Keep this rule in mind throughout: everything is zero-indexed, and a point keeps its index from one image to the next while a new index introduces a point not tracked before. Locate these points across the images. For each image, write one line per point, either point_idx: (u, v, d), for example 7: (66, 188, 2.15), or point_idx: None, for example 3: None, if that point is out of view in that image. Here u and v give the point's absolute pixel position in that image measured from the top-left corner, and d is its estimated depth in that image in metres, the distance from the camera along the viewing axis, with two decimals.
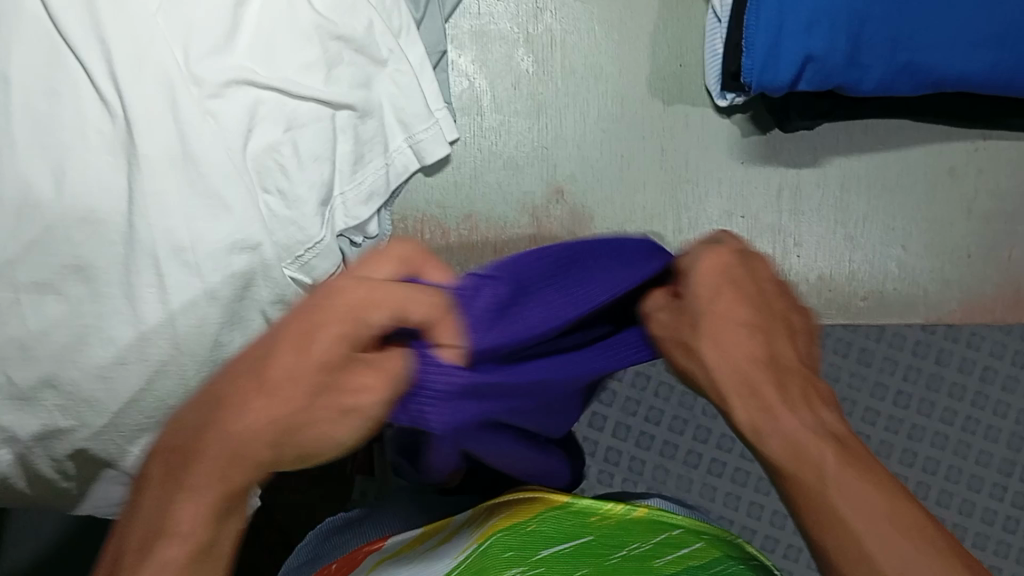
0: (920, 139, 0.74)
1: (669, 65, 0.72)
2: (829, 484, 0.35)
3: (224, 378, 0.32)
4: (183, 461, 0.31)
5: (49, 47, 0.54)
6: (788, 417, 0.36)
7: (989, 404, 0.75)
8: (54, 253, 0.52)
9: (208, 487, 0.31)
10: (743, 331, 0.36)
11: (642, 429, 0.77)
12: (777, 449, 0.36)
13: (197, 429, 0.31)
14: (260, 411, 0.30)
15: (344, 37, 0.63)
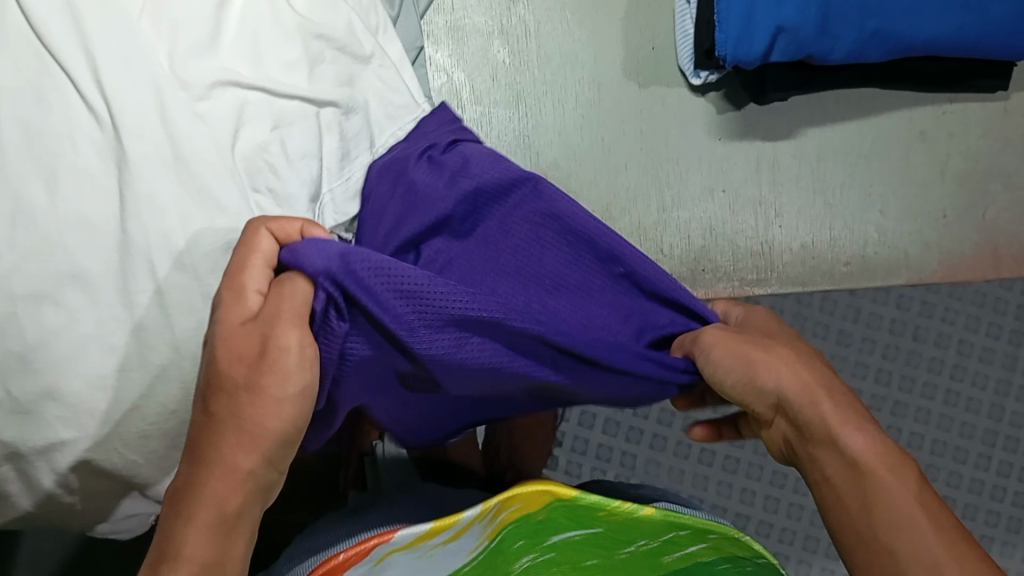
0: (892, 107, 0.83)
1: (643, 47, 0.80)
2: (899, 479, 0.49)
3: (201, 429, 0.47)
4: (183, 498, 0.46)
5: (35, 57, 0.57)
6: (860, 426, 0.50)
7: (970, 377, 0.88)
8: (54, 261, 0.56)
9: (203, 514, 0.45)
10: (803, 365, 0.52)
11: (632, 423, 0.91)
12: (855, 454, 0.50)
13: (189, 473, 0.46)
14: (235, 435, 0.47)
15: (326, 35, 0.66)
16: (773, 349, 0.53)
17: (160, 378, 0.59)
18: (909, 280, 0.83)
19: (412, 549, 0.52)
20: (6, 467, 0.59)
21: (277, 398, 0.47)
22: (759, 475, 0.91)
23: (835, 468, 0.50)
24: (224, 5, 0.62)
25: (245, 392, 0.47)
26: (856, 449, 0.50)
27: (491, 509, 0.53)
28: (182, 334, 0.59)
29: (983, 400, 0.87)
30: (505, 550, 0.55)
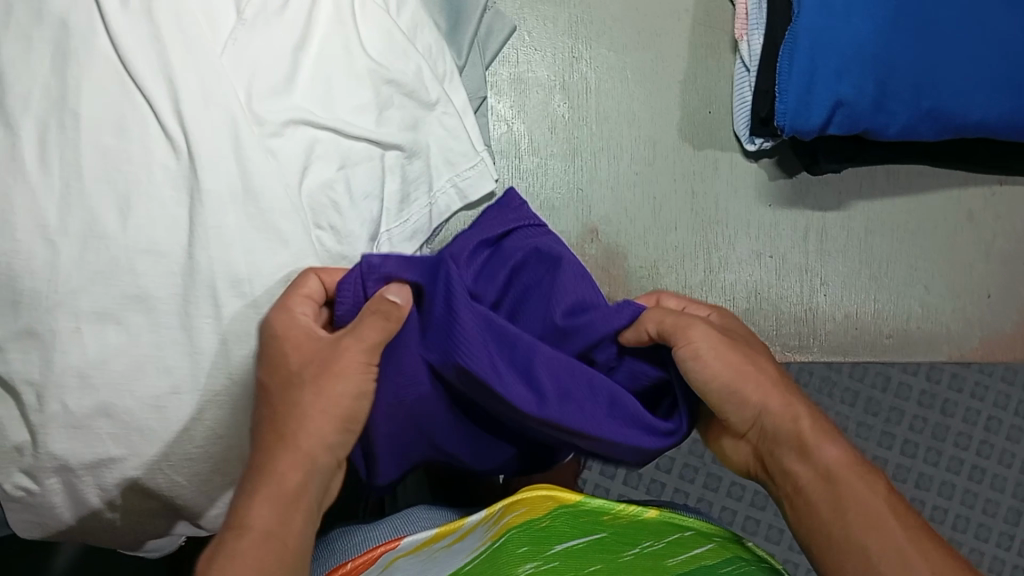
0: (940, 185, 0.84)
1: (699, 110, 0.82)
2: (867, 487, 0.49)
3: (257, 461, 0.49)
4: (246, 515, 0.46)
5: (119, 84, 0.59)
6: (832, 439, 0.51)
7: (996, 455, 0.87)
8: (122, 283, 0.58)
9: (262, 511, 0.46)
10: (764, 361, 0.54)
11: (653, 476, 0.89)
12: (828, 461, 0.50)
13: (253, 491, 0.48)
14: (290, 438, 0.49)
15: (396, 81, 0.67)
16: (751, 363, 0.53)
17: (210, 403, 0.61)
18: (948, 356, 0.83)
19: (416, 554, 0.50)
20: (53, 479, 0.61)
21: (336, 396, 0.50)
22: (779, 538, 0.88)
23: (807, 477, 0.50)
24: (302, 46, 0.64)
25: (315, 384, 0.50)
26: (830, 459, 0.50)
27: (495, 514, 0.50)
28: (237, 361, 0.60)
29: (1008, 477, 0.87)
30: (506, 553, 0.48)
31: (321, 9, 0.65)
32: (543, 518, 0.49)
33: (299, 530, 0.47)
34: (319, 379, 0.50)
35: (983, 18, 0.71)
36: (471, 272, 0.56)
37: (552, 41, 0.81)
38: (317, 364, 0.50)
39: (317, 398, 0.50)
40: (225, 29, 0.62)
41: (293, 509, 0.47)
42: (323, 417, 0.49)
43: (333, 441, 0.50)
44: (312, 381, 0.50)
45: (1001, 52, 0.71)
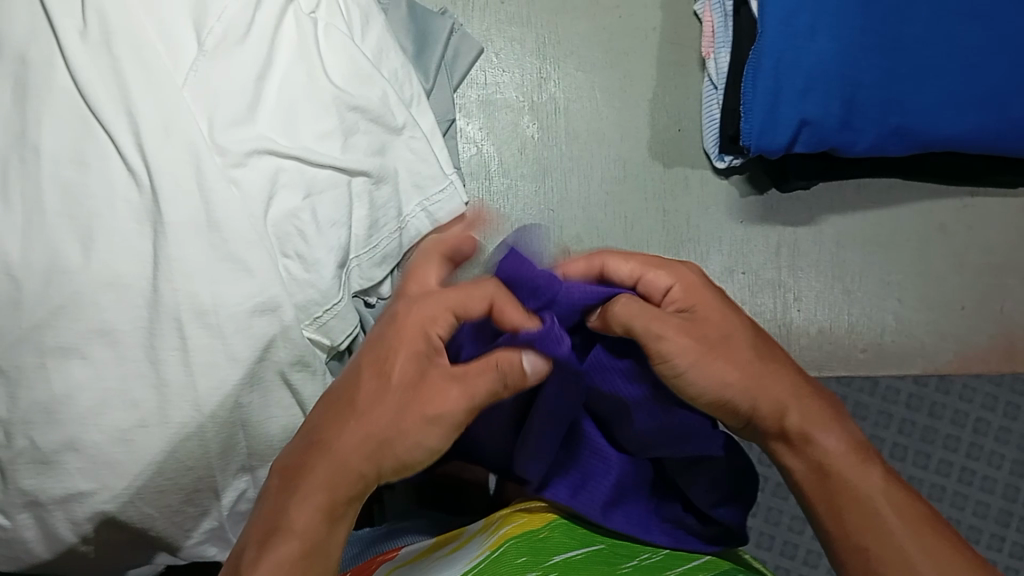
0: (912, 198, 0.84)
1: (669, 128, 0.82)
2: (859, 478, 0.52)
3: (323, 428, 0.50)
4: (296, 482, 0.48)
5: (79, 118, 0.59)
6: (827, 430, 0.54)
7: (985, 457, 0.83)
8: (87, 318, 0.58)
9: (314, 493, 0.47)
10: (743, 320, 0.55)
11: None
12: (824, 450, 0.53)
13: (309, 459, 0.48)
14: (363, 428, 0.48)
15: (360, 107, 0.67)
16: (733, 355, 0.52)
17: (180, 435, 0.60)
18: (922, 370, 0.83)
19: (414, 564, 0.54)
20: (24, 513, 0.61)
21: (408, 435, 0.48)
22: (769, 544, 0.83)
23: (802, 470, 0.54)
24: (263, 75, 0.63)
25: (406, 409, 0.48)
26: (827, 450, 0.53)
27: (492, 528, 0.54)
28: (205, 393, 0.60)
29: (998, 479, 0.82)
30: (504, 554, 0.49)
31: (283, 39, 0.65)
32: (540, 531, 0.53)
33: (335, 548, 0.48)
34: (411, 403, 0.48)
35: (946, 33, 0.71)
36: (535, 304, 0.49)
37: (520, 62, 0.81)
38: (407, 386, 0.49)
39: (399, 430, 0.48)
40: (185, 59, 0.61)
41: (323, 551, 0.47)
42: (396, 450, 0.48)
43: (387, 472, 0.49)
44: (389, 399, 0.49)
45: (965, 67, 0.71)
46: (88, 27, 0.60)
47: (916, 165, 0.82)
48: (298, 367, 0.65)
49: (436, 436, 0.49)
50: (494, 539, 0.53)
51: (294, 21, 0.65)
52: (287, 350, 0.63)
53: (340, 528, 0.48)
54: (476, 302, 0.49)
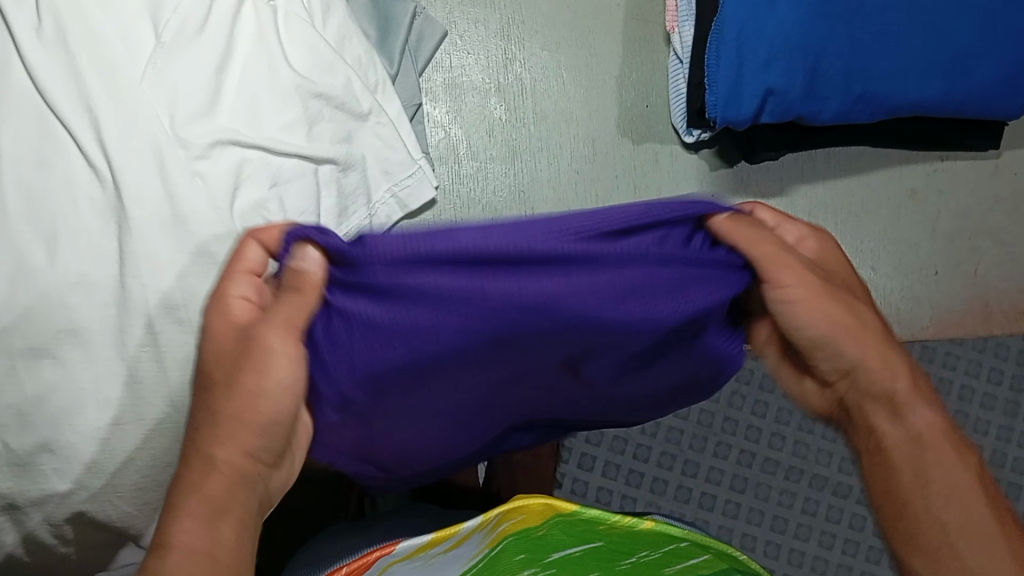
0: (881, 165, 0.85)
1: (638, 105, 0.82)
2: (947, 458, 0.46)
3: (200, 428, 0.44)
4: (180, 497, 0.42)
5: (38, 117, 0.59)
6: (923, 401, 0.47)
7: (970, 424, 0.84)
8: (53, 318, 0.57)
9: (193, 505, 0.42)
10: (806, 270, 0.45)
11: (631, 466, 0.94)
12: (907, 425, 0.47)
13: (196, 464, 0.43)
14: (237, 406, 0.43)
15: (324, 94, 0.66)
16: (825, 304, 0.46)
17: (156, 431, 0.61)
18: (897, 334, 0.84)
19: (412, 560, 0.52)
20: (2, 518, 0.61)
21: (262, 387, 0.42)
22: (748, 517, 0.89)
23: (895, 441, 0.47)
24: (224, 66, 0.63)
25: (236, 386, 0.43)
26: (919, 425, 0.47)
27: (491, 520, 0.54)
28: (177, 388, 0.60)
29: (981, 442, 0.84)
30: (503, 559, 0.50)
31: (242, 27, 0.64)
32: (538, 528, 0.53)
33: (235, 538, 0.42)
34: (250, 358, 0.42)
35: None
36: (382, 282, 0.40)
37: (484, 44, 0.81)
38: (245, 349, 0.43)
39: (239, 401, 0.43)
40: (145, 51, 0.60)
41: (230, 537, 0.41)
42: (256, 409, 0.43)
43: (256, 445, 0.43)
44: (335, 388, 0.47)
45: (928, 30, 0.71)
46: (42, 23, 0.59)
47: (881, 132, 0.80)
48: None
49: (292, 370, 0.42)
50: (494, 536, 0.53)
51: (252, 9, 0.65)
52: None
53: (230, 529, 0.42)
54: (251, 254, 0.46)
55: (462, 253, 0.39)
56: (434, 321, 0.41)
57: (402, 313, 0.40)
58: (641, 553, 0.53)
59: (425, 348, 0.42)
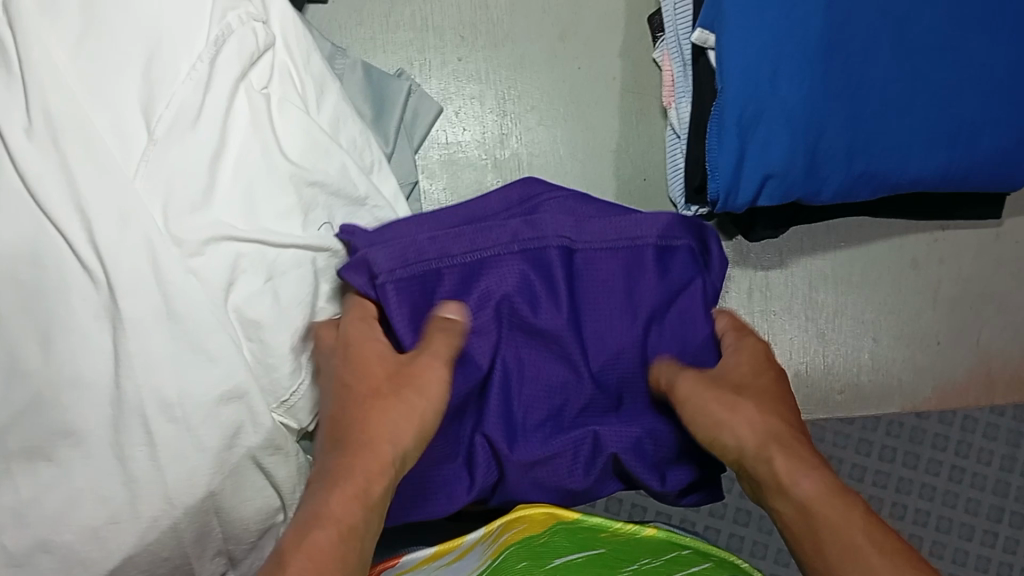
0: (884, 234, 0.88)
1: (634, 177, 0.85)
2: (844, 515, 0.47)
3: (318, 473, 0.51)
4: (329, 476, 0.50)
5: (29, 216, 0.58)
6: (810, 474, 0.50)
7: (975, 453, 0.89)
8: (49, 419, 0.57)
9: (349, 484, 0.49)
10: (756, 366, 0.59)
11: (634, 501, 0.89)
12: (799, 496, 0.49)
13: (329, 471, 0.51)
14: (398, 422, 0.53)
15: (319, 181, 0.66)
16: (750, 386, 0.57)
17: (153, 527, 0.60)
18: (902, 406, 0.89)
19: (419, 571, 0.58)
20: None
21: (391, 425, 0.53)
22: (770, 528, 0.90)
23: (790, 516, 0.49)
24: (218, 158, 0.62)
25: (373, 414, 0.53)
26: (808, 494, 0.49)
27: (494, 533, 0.57)
28: (175, 484, 0.59)
29: (988, 475, 0.89)
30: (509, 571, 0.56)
31: (236, 118, 0.63)
32: (541, 535, 0.55)
33: (351, 507, 0.48)
34: (364, 423, 0.53)
35: (913, 73, 0.71)
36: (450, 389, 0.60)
37: (480, 119, 0.83)
38: (363, 414, 0.53)
39: (370, 449, 0.51)
40: (136, 149, 0.60)
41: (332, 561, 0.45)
42: (385, 437, 0.52)
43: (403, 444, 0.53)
44: (410, 499, 0.61)
45: (931, 104, 0.72)
46: (33, 123, 0.58)
47: (876, 209, 0.82)
48: (270, 449, 0.64)
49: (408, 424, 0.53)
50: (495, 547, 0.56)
51: (246, 97, 0.64)
52: (256, 435, 0.62)
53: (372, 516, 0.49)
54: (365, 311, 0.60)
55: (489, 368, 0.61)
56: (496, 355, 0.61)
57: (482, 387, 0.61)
58: (645, 559, 0.53)
59: (522, 388, 0.61)
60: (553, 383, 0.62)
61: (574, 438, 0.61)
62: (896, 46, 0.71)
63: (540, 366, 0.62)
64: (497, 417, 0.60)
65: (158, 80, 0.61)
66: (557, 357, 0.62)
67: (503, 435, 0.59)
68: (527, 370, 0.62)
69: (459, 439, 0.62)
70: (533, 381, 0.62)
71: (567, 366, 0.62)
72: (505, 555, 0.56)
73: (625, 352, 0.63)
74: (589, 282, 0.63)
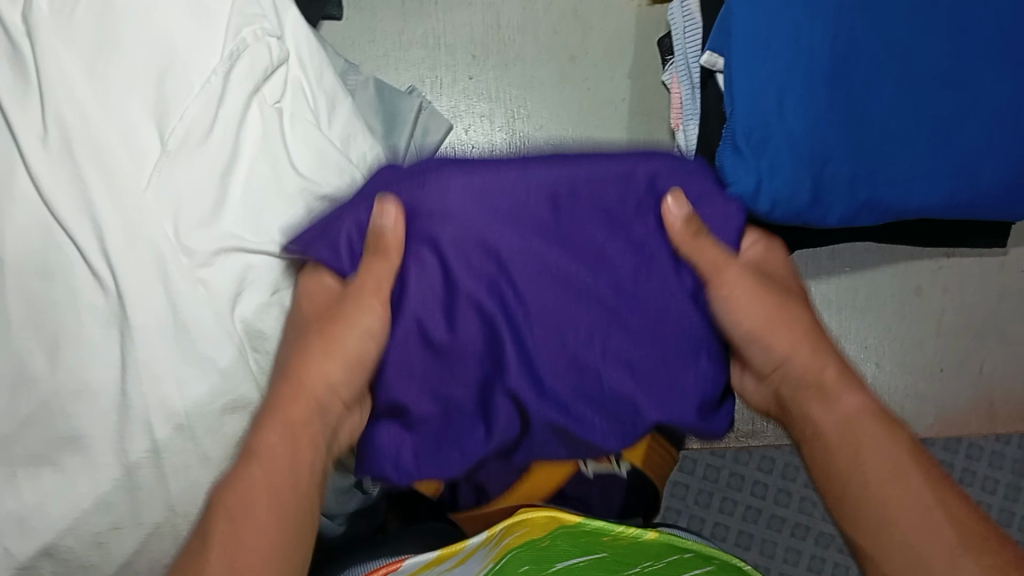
0: (889, 261, 0.89)
1: None
2: (887, 436, 0.47)
3: (257, 421, 0.51)
4: (262, 421, 0.50)
5: (42, 225, 0.59)
6: (855, 390, 0.50)
7: (980, 481, 0.88)
8: (54, 425, 0.58)
9: (274, 430, 0.49)
10: (788, 284, 0.58)
11: None
12: (839, 416, 0.49)
13: (268, 412, 0.51)
14: (326, 364, 0.53)
15: (329, 196, 0.66)
16: (788, 296, 0.56)
17: (154, 534, 0.60)
18: None
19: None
20: None
21: (322, 372, 0.53)
22: (772, 552, 0.90)
23: (829, 426, 0.49)
24: (228, 171, 0.62)
25: (310, 360, 0.53)
26: (850, 411, 0.49)
27: (495, 536, 0.53)
28: (176, 492, 0.60)
29: (992, 504, 0.88)
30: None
31: (247, 132, 0.64)
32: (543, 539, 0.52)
33: (281, 447, 0.48)
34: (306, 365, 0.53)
35: (915, 103, 0.72)
36: (449, 330, 0.53)
37: (489, 137, 0.84)
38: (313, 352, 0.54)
39: (296, 390, 0.52)
40: (148, 162, 0.61)
41: (270, 510, 0.44)
42: (317, 378, 0.52)
43: (335, 378, 0.53)
44: (442, 452, 0.54)
45: (934, 135, 0.73)
46: (48, 133, 0.59)
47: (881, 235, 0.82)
48: None
49: (362, 341, 0.53)
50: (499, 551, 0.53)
51: (258, 110, 0.64)
52: None
53: (303, 452, 0.49)
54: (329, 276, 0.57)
55: (484, 311, 0.53)
56: (484, 294, 0.53)
57: (472, 330, 0.54)
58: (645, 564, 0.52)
59: (521, 329, 0.53)
60: (551, 307, 0.54)
61: (607, 381, 0.53)
62: (903, 76, 0.72)
63: (539, 295, 0.54)
64: (506, 350, 0.53)
65: (172, 94, 0.62)
66: (578, 299, 0.54)
67: (530, 387, 0.53)
68: (520, 292, 0.54)
69: (471, 383, 0.54)
70: (533, 308, 0.54)
71: (560, 293, 0.54)
72: (506, 560, 0.52)
73: (657, 293, 0.54)
74: (563, 214, 0.55)
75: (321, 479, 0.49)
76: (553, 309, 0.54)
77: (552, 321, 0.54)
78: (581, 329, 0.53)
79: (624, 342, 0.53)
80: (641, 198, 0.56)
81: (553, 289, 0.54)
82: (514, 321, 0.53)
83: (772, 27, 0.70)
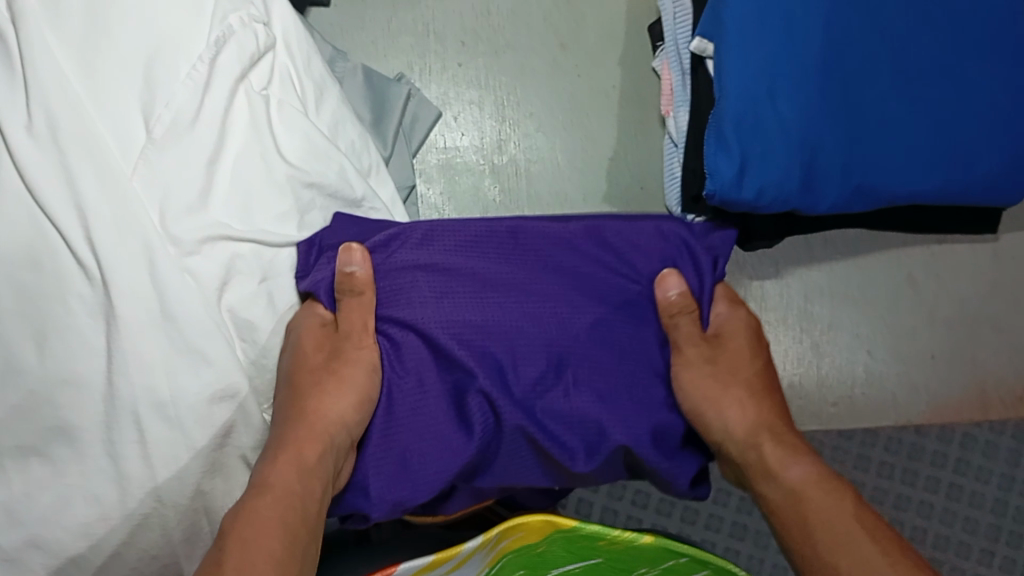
0: (881, 249, 0.89)
1: (631, 187, 0.85)
2: (832, 496, 0.53)
3: (266, 461, 0.55)
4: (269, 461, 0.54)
5: (26, 213, 0.58)
6: (799, 461, 0.56)
7: (973, 471, 0.91)
8: (41, 416, 0.57)
9: (282, 470, 0.53)
10: (748, 360, 0.65)
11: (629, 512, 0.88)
12: (785, 482, 0.55)
13: (278, 451, 0.55)
14: (329, 402, 0.57)
15: (317, 184, 0.66)
16: (741, 381, 0.63)
17: (143, 525, 0.60)
18: (896, 420, 0.89)
19: None
20: None
21: (325, 410, 0.57)
22: (767, 543, 0.90)
23: (779, 497, 0.55)
24: (216, 159, 0.62)
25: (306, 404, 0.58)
26: (796, 479, 0.55)
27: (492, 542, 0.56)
28: (164, 483, 0.59)
29: (986, 494, 0.91)
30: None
31: (235, 119, 0.63)
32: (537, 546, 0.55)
33: (286, 485, 0.51)
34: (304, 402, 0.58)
35: (904, 92, 0.72)
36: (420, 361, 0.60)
37: (479, 125, 0.84)
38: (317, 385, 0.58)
39: (301, 430, 0.56)
40: (134, 148, 0.60)
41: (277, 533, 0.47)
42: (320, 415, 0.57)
43: (331, 416, 0.56)
44: (409, 478, 0.57)
45: (926, 123, 0.72)
46: (34, 121, 0.58)
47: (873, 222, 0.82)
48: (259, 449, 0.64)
49: (362, 384, 0.59)
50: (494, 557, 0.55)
51: (246, 98, 0.64)
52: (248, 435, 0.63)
53: (309, 486, 0.52)
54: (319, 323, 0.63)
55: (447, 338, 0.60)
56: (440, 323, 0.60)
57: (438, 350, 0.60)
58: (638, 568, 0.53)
59: (498, 358, 0.60)
60: (522, 344, 0.61)
61: (574, 398, 0.60)
62: (895, 64, 0.72)
63: (510, 322, 0.61)
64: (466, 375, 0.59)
65: (159, 81, 0.61)
66: (548, 324, 0.62)
67: (494, 384, 0.59)
68: (493, 327, 0.61)
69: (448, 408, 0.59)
70: (505, 345, 0.61)
71: (527, 329, 0.61)
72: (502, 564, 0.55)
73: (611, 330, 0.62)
74: (527, 255, 0.64)
75: (322, 514, 0.52)
76: (527, 338, 0.61)
77: (522, 357, 0.61)
78: (548, 360, 0.61)
79: (588, 380, 0.61)
80: (597, 250, 0.64)
81: (517, 322, 0.61)
82: (481, 352, 0.60)
83: (765, 16, 0.70)
